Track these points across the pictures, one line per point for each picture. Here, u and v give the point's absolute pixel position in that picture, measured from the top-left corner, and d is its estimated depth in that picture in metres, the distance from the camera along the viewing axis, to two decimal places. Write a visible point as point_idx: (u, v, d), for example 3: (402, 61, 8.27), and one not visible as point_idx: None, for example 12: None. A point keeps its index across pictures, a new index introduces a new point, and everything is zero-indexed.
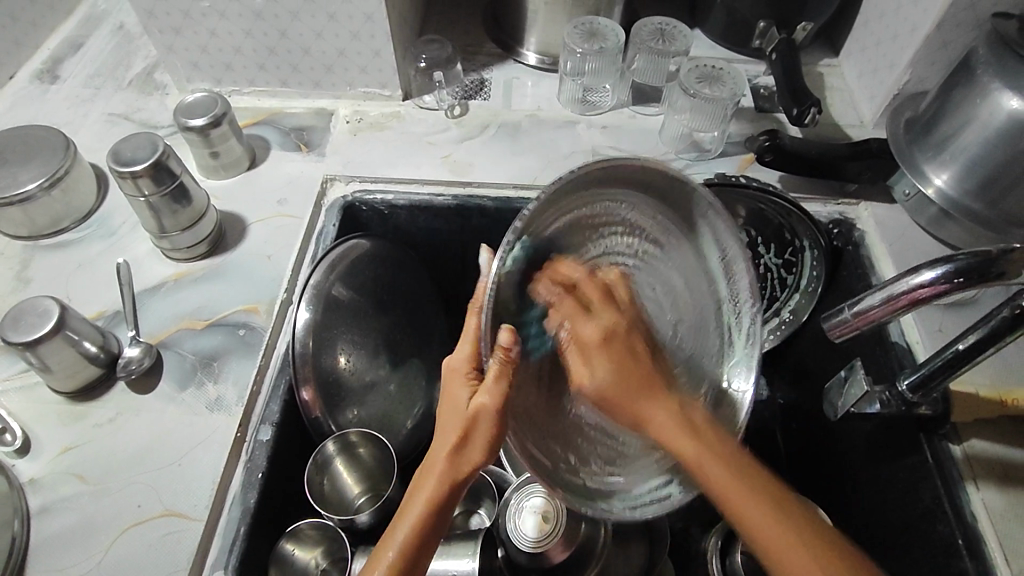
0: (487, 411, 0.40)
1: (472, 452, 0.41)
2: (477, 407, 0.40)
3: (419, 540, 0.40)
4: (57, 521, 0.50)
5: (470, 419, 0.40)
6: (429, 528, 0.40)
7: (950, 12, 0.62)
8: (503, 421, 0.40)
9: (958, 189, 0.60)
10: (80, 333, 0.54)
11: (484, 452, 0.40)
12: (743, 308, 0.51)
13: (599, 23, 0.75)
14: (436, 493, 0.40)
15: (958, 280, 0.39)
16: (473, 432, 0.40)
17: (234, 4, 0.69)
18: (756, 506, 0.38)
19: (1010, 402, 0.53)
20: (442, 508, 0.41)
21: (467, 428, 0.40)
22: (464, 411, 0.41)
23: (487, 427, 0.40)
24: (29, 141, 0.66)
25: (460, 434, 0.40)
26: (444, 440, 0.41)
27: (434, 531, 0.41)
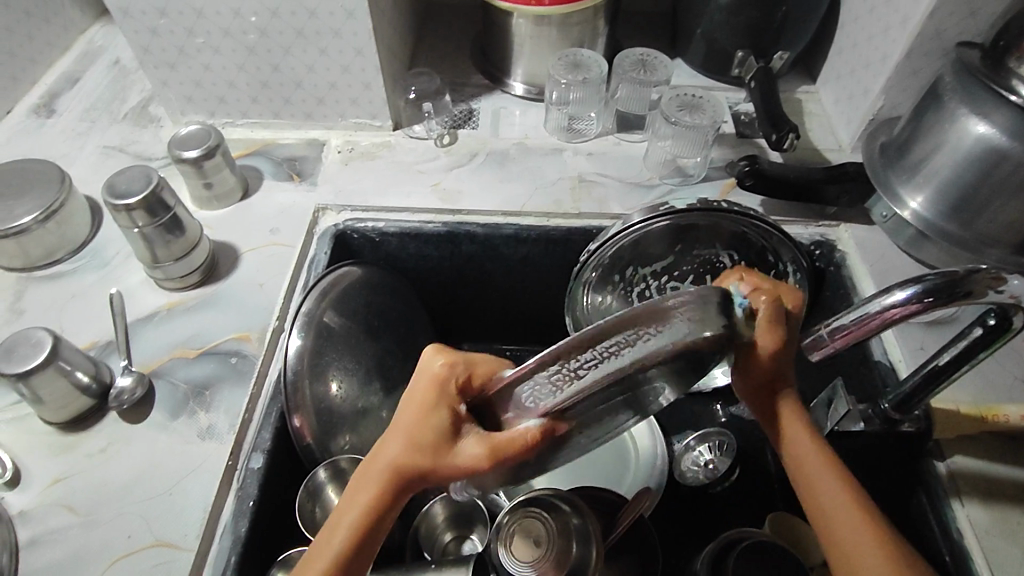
0: (436, 396, 0.39)
1: (413, 464, 0.39)
2: (433, 411, 0.39)
3: (338, 560, 0.39)
4: (47, 553, 0.50)
5: (424, 416, 0.39)
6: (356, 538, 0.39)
7: (917, 42, 0.65)
8: (448, 446, 0.38)
9: (932, 211, 0.62)
10: (73, 363, 0.55)
11: (431, 459, 0.38)
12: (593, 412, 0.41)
13: (582, 54, 0.78)
14: (373, 495, 0.40)
15: (929, 299, 0.41)
16: (417, 433, 0.39)
17: (227, 40, 0.71)
18: (831, 487, 0.38)
19: (991, 418, 0.52)
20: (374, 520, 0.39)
21: (417, 429, 0.39)
22: (405, 419, 0.40)
23: (433, 438, 0.39)
24: (24, 175, 0.67)
25: (415, 459, 0.39)
26: (387, 448, 0.40)
27: (368, 542, 0.39)
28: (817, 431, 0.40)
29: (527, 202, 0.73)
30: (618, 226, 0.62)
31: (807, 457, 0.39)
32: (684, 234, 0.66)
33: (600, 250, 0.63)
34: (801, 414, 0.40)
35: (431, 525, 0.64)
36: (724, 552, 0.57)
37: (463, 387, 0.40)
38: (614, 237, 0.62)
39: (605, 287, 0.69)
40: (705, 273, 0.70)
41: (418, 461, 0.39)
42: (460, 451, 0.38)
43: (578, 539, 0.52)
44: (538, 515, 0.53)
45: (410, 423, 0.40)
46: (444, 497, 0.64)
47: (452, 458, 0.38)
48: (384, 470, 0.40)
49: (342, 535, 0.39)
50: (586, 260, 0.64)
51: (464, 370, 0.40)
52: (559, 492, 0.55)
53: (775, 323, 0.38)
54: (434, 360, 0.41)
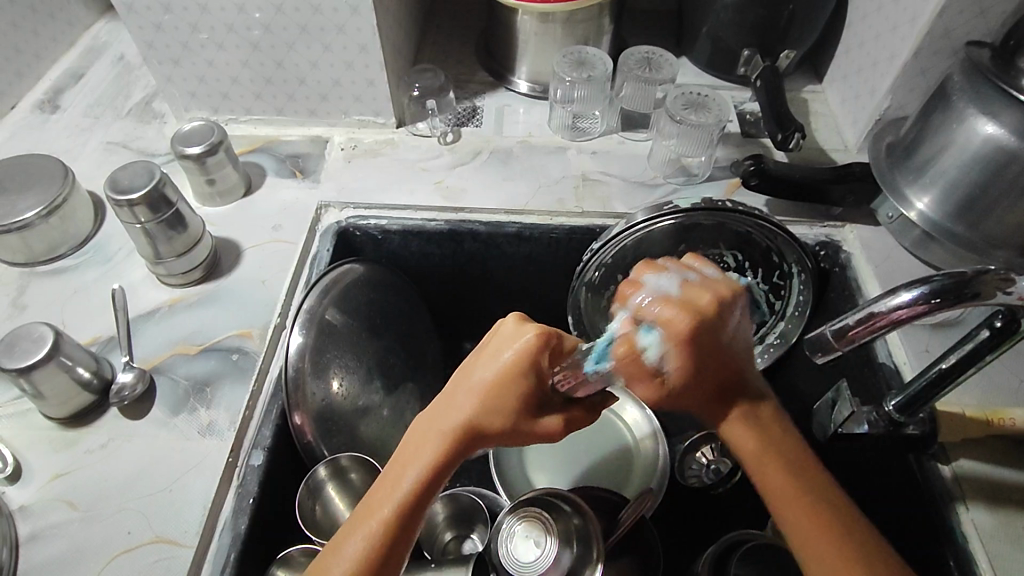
0: (525, 363, 0.39)
1: (490, 428, 0.40)
2: (519, 379, 0.39)
3: (401, 515, 0.39)
4: (47, 548, 0.50)
5: (510, 382, 0.39)
6: (420, 497, 0.39)
7: (925, 42, 0.65)
8: (527, 413, 0.40)
9: (939, 212, 0.61)
10: (74, 358, 0.55)
11: (509, 423, 0.40)
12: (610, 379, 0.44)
13: (587, 52, 0.77)
14: (440, 455, 0.40)
15: (935, 301, 0.40)
16: (496, 395, 0.39)
17: (231, 36, 0.71)
18: (804, 512, 0.38)
19: (996, 422, 0.52)
20: (438, 476, 0.40)
21: (496, 393, 0.39)
22: (482, 384, 0.40)
23: (514, 404, 0.40)
24: (28, 170, 0.67)
25: (493, 422, 0.39)
26: (459, 408, 0.40)
27: (424, 502, 0.40)
28: (786, 446, 0.40)
29: (530, 200, 0.73)
30: (622, 225, 0.61)
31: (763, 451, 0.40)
32: (688, 233, 0.65)
33: (604, 249, 0.63)
34: (769, 426, 0.41)
35: (431, 526, 0.63)
36: (726, 554, 0.56)
37: (551, 359, 0.40)
38: (617, 236, 0.62)
39: (608, 287, 0.69)
40: None
41: (498, 422, 0.39)
42: (541, 423, 0.40)
43: (579, 541, 0.52)
44: (540, 516, 0.53)
45: (490, 385, 0.40)
46: (445, 497, 0.64)
47: (529, 427, 0.40)
48: (454, 429, 0.40)
49: (407, 492, 0.39)
50: (588, 260, 0.64)
51: (558, 342, 0.40)
52: (561, 494, 0.55)
53: (687, 303, 0.39)
54: (524, 329, 0.41)
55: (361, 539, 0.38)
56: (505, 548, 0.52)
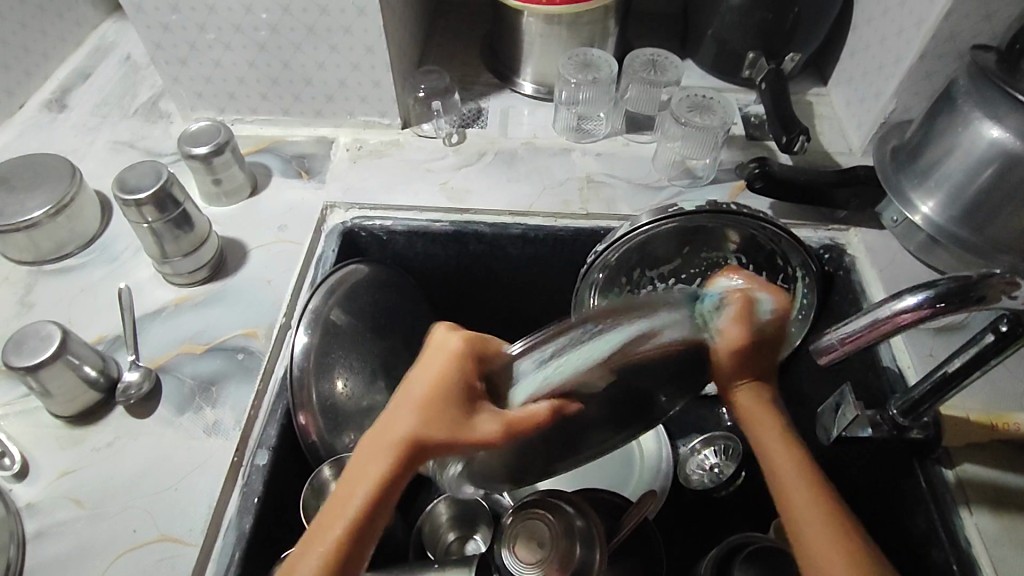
0: (457, 368, 0.39)
1: (435, 435, 0.38)
2: (451, 385, 0.39)
3: (352, 534, 0.36)
4: (54, 545, 0.51)
5: (444, 389, 0.39)
6: (371, 515, 0.37)
7: (931, 45, 0.65)
8: (467, 418, 0.38)
9: (944, 215, 0.61)
10: (81, 357, 0.55)
11: (452, 429, 0.38)
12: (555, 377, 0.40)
13: (592, 54, 0.77)
14: (388, 468, 0.38)
15: (940, 305, 0.40)
16: (432, 404, 0.38)
17: (238, 37, 0.72)
18: (799, 487, 0.40)
19: (1002, 425, 0.53)
20: (389, 493, 0.38)
21: (434, 399, 0.39)
22: (420, 392, 0.39)
23: (452, 409, 0.38)
24: (36, 169, 0.68)
25: (434, 429, 0.38)
26: (400, 419, 0.39)
27: (379, 521, 0.38)
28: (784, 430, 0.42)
29: (534, 202, 0.73)
30: (626, 227, 0.61)
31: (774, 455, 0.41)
32: (693, 236, 0.65)
33: (608, 252, 0.63)
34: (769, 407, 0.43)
35: (432, 524, 0.64)
36: (729, 556, 0.56)
37: (477, 363, 0.40)
38: (622, 238, 0.62)
39: (612, 289, 0.69)
40: None
41: (440, 429, 0.38)
42: (482, 426, 0.38)
43: (581, 543, 0.52)
44: (542, 517, 0.53)
45: (425, 394, 0.39)
46: (448, 497, 0.64)
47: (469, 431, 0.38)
48: (398, 442, 0.38)
49: (356, 511, 0.37)
50: (592, 261, 0.64)
51: (480, 347, 0.41)
52: (564, 496, 0.55)
53: (746, 318, 0.42)
54: (449, 337, 0.41)
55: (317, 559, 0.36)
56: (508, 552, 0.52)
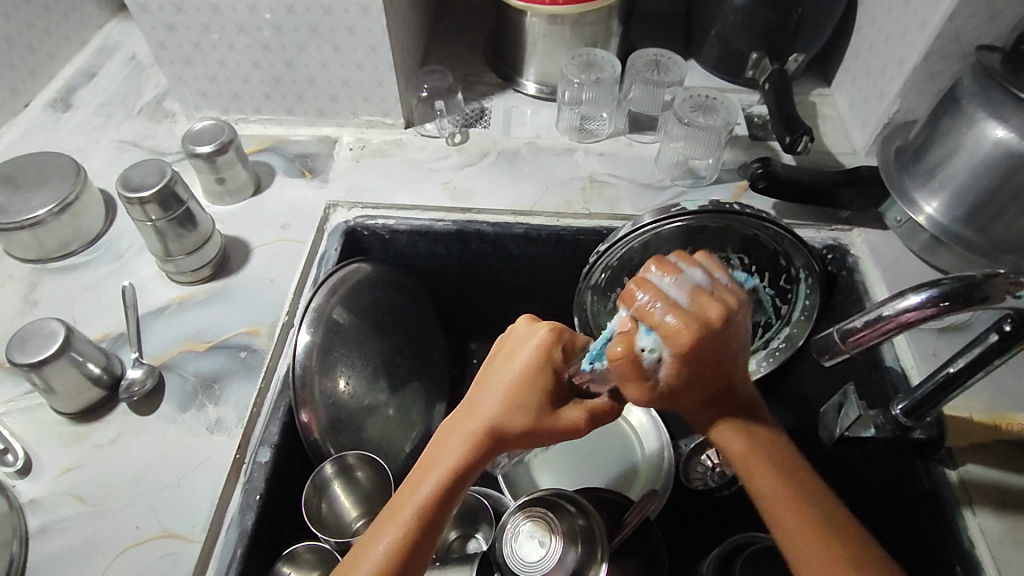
0: (542, 359, 0.41)
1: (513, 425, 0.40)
2: (532, 376, 0.41)
3: (428, 510, 0.40)
4: (56, 542, 0.51)
5: (531, 379, 0.41)
6: (446, 496, 0.40)
7: (935, 45, 0.64)
8: (550, 411, 0.41)
9: (948, 216, 0.61)
10: (84, 354, 0.55)
11: (531, 419, 0.40)
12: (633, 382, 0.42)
13: (595, 54, 0.78)
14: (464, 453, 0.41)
15: (944, 304, 0.40)
16: (518, 395, 0.41)
17: (242, 36, 0.72)
18: (782, 508, 0.40)
19: (1004, 426, 0.53)
20: (464, 475, 0.41)
21: (522, 390, 0.41)
22: (506, 383, 0.41)
23: (531, 403, 0.40)
24: (40, 167, 0.68)
25: (514, 420, 0.40)
26: (485, 404, 0.41)
27: (450, 502, 0.41)
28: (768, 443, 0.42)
29: (537, 202, 0.73)
30: (628, 227, 0.61)
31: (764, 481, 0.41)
32: (696, 236, 0.65)
33: (610, 252, 0.63)
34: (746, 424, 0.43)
35: None
36: (730, 557, 0.56)
37: (565, 357, 0.42)
38: (624, 238, 0.62)
39: (615, 289, 0.69)
40: None
41: (520, 419, 0.40)
42: (565, 418, 0.41)
43: (583, 542, 0.52)
44: (544, 516, 0.53)
45: (514, 384, 0.41)
46: None
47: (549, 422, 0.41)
48: (479, 428, 0.41)
49: (428, 493, 0.40)
50: (595, 261, 0.64)
51: (566, 338, 0.42)
52: (567, 495, 0.55)
53: (674, 311, 0.38)
54: (537, 328, 0.43)
55: (391, 539, 0.39)
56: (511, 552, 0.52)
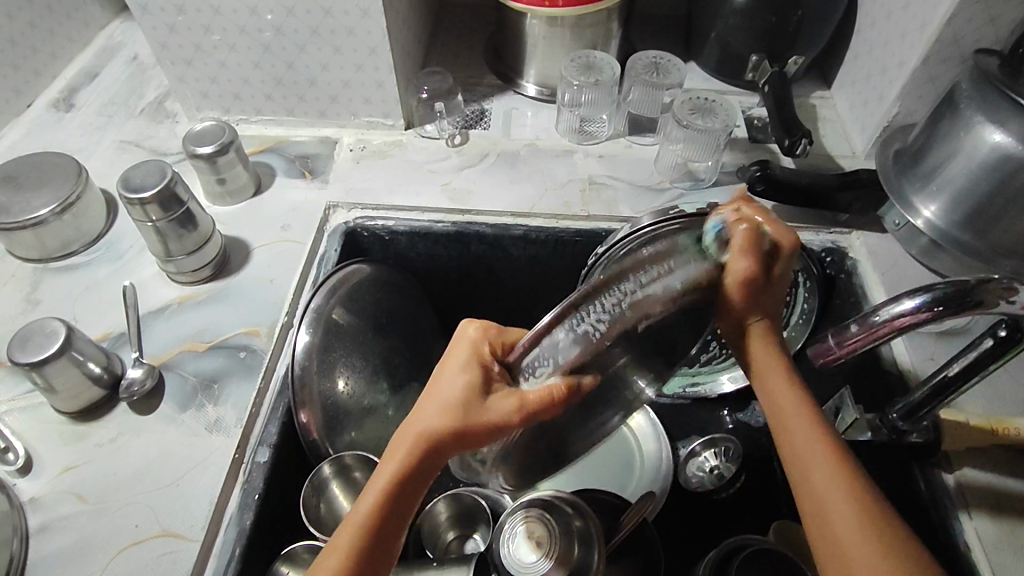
0: (473, 357, 0.39)
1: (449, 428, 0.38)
2: (465, 377, 0.39)
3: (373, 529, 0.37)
4: (56, 540, 0.51)
5: (462, 382, 0.39)
6: (391, 512, 0.37)
7: (935, 48, 0.64)
8: (482, 410, 0.38)
9: (946, 220, 0.61)
10: (85, 353, 0.55)
11: (464, 420, 0.38)
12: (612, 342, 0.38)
13: (595, 56, 0.78)
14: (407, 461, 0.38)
15: (940, 308, 0.40)
16: (455, 396, 0.38)
17: (243, 37, 0.72)
18: (813, 454, 0.37)
19: (1002, 431, 0.52)
20: (407, 487, 0.38)
21: (455, 394, 0.38)
22: (441, 388, 0.39)
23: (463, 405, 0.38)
24: (42, 167, 0.68)
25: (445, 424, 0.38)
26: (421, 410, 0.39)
27: (395, 518, 0.38)
28: (799, 395, 0.39)
29: (536, 203, 0.73)
30: (626, 230, 0.62)
31: (790, 430, 0.38)
32: None
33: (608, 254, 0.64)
34: (795, 386, 0.40)
35: (433, 523, 0.64)
36: (728, 558, 0.56)
37: (498, 350, 0.40)
38: (623, 240, 0.62)
39: None
40: None
41: (449, 424, 0.38)
42: (493, 409, 0.37)
43: (580, 543, 0.52)
44: (540, 517, 0.53)
45: (450, 391, 0.39)
46: (447, 497, 0.64)
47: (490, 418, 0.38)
48: (413, 437, 0.38)
49: (368, 510, 0.37)
50: (593, 263, 0.64)
51: (496, 336, 0.40)
52: (564, 496, 0.55)
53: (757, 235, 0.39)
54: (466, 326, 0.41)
55: (341, 558, 0.36)
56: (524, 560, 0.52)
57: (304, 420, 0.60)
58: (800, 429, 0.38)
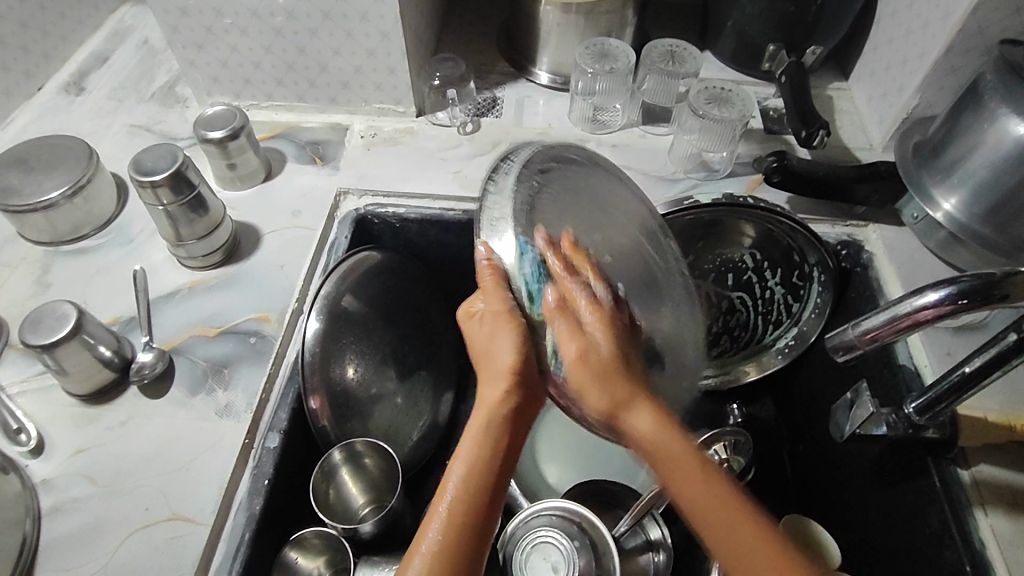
0: (489, 299, 0.42)
1: (500, 369, 0.40)
2: (488, 314, 0.41)
3: (475, 501, 0.38)
4: (68, 521, 0.51)
5: (491, 329, 0.41)
6: (482, 479, 0.39)
7: (958, 38, 0.63)
8: (516, 335, 0.40)
9: (967, 213, 0.60)
10: (96, 337, 0.55)
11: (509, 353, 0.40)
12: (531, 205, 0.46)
13: (610, 44, 0.77)
14: (478, 435, 0.39)
15: (963, 301, 0.39)
16: (498, 350, 0.40)
17: (255, 21, 0.72)
18: (706, 501, 0.38)
19: (1019, 428, 0.52)
20: (495, 457, 0.39)
21: (488, 345, 0.41)
22: (480, 342, 0.41)
23: (501, 338, 0.40)
24: (54, 150, 0.68)
25: (499, 360, 0.40)
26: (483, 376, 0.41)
27: (494, 481, 0.39)
28: (677, 445, 0.38)
29: None
30: None
31: (710, 513, 0.37)
32: (707, 231, 0.66)
33: None
34: (671, 442, 0.38)
35: None
36: None
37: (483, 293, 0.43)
38: None
39: None
40: (727, 273, 0.70)
41: (503, 360, 0.40)
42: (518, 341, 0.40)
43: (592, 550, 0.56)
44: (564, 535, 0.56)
45: (487, 351, 0.41)
46: None
47: (547, 359, 0.41)
48: (485, 415, 0.39)
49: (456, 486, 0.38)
50: None
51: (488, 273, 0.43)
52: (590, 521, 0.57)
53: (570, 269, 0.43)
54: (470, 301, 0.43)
55: (439, 525, 0.38)
56: (565, 563, 0.55)
57: (314, 408, 0.59)
58: (697, 490, 0.38)
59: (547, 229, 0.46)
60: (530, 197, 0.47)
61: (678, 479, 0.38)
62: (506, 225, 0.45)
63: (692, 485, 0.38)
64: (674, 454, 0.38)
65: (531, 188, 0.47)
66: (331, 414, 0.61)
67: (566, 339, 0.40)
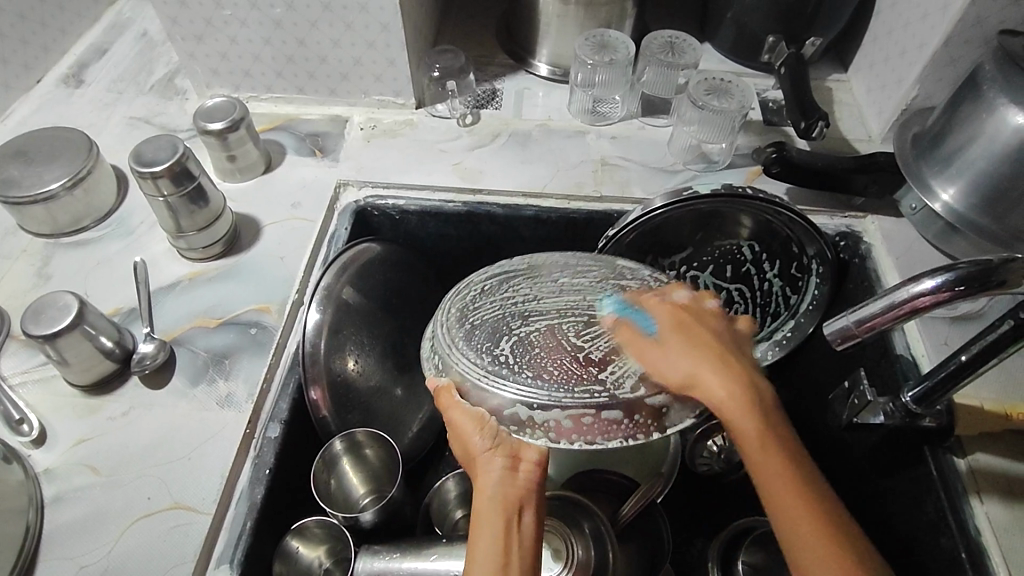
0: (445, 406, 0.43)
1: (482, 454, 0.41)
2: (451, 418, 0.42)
3: None
4: (72, 510, 0.52)
5: (457, 427, 0.42)
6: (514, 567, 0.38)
7: (958, 28, 0.63)
8: (482, 422, 0.41)
9: (965, 203, 0.60)
10: (97, 328, 0.56)
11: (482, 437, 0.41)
12: (486, 320, 0.45)
13: (610, 35, 0.76)
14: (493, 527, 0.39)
15: (960, 288, 0.40)
16: (472, 436, 0.41)
17: (254, 13, 0.71)
18: (798, 509, 0.37)
19: (1015, 416, 0.53)
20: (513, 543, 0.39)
21: (463, 438, 0.42)
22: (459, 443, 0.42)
23: (465, 427, 0.41)
24: (54, 142, 0.68)
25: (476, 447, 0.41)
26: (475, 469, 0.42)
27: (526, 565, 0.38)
28: (777, 434, 0.38)
29: (547, 184, 0.73)
30: (638, 211, 0.62)
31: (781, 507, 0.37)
32: (706, 222, 0.66)
33: (620, 235, 0.64)
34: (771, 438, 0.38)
35: (443, 499, 0.64)
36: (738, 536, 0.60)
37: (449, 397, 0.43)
38: (634, 222, 0.62)
39: None
40: (726, 264, 0.70)
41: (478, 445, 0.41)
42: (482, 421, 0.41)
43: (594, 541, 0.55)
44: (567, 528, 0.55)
45: (466, 444, 0.42)
46: (457, 475, 0.64)
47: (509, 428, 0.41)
48: (494, 505, 0.40)
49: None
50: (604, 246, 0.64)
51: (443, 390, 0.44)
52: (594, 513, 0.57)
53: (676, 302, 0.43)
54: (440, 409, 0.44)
55: None
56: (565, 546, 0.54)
57: (313, 399, 0.60)
58: (781, 489, 0.37)
59: (497, 337, 0.43)
60: (473, 321, 0.45)
61: (766, 470, 0.38)
62: (454, 361, 0.43)
63: (775, 480, 0.38)
64: (763, 453, 0.38)
65: (466, 320, 0.45)
66: (333, 403, 0.61)
67: (676, 346, 0.40)
